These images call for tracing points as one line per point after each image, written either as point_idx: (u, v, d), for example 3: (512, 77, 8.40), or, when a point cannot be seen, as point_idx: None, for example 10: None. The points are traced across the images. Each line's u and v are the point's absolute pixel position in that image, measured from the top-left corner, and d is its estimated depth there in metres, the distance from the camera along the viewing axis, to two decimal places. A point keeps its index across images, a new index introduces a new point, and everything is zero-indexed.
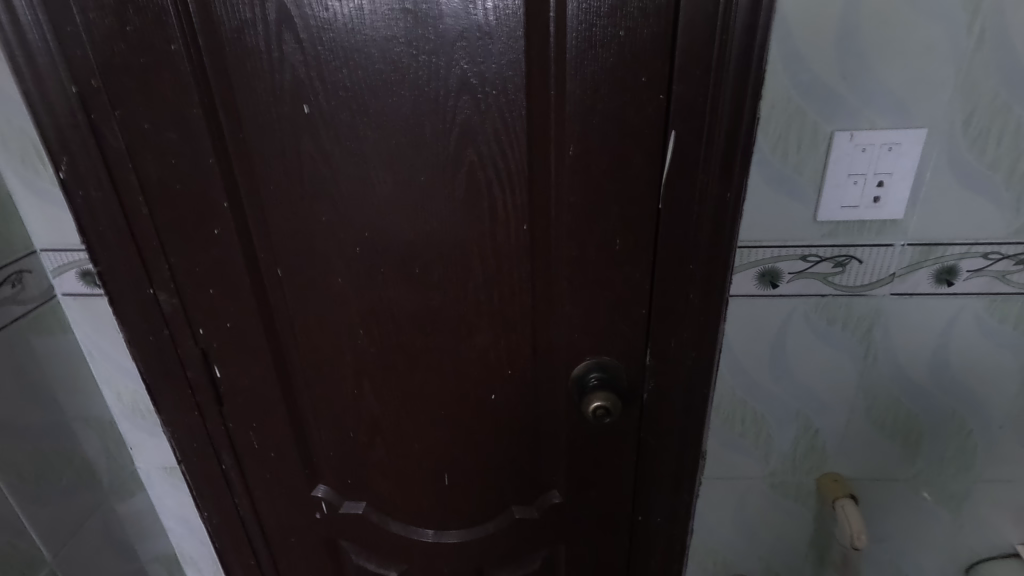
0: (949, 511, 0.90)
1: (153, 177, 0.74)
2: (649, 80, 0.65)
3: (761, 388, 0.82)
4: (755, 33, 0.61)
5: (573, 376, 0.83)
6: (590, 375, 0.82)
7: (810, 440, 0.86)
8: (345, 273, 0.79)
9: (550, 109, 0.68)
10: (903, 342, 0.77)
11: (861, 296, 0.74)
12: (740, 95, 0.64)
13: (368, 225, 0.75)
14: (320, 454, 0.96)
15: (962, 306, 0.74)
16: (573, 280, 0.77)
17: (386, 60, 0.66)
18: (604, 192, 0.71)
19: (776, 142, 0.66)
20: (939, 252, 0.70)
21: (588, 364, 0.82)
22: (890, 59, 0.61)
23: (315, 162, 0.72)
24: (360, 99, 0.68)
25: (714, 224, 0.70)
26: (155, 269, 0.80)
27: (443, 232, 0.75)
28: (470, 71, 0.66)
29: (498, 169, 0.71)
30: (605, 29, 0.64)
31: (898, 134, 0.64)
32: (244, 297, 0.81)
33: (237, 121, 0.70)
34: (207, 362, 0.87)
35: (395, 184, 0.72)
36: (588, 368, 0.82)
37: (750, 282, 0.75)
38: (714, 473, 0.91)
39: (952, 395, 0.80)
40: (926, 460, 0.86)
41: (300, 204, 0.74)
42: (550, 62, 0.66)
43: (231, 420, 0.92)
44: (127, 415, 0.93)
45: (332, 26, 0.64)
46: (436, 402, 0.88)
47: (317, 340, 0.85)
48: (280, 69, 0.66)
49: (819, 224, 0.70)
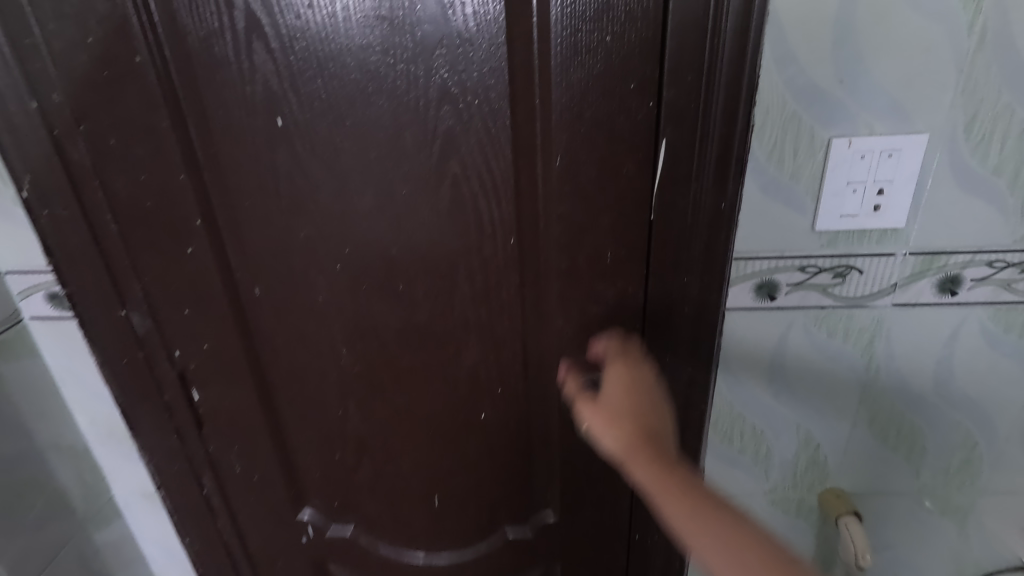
0: (955, 525, 0.87)
1: (122, 194, 0.70)
2: (638, 86, 0.63)
3: (760, 402, 0.79)
4: (747, 37, 0.58)
5: (566, 394, 0.80)
6: None
7: (811, 455, 0.83)
8: (326, 290, 0.75)
9: (535, 118, 0.65)
10: (906, 353, 0.74)
11: (862, 307, 0.71)
12: (733, 101, 0.61)
13: (348, 241, 0.72)
14: (305, 477, 0.92)
15: (966, 315, 0.71)
16: (564, 295, 0.74)
17: (362, 69, 0.63)
18: (593, 203, 0.69)
19: (772, 150, 0.63)
20: (942, 261, 0.68)
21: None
22: (889, 62, 0.58)
23: (292, 176, 0.68)
24: (336, 110, 0.65)
25: (709, 235, 0.67)
26: (126, 290, 0.76)
27: (428, 248, 0.72)
28: (450, 80, 0.63)
29: (483, 180, 0.68)
30: (591, 35, 0.61)
31: (899, 139, 0.61)
32: (220, 318, 0.78)
33: (208, 135, 0.67)
34: (183, 385, 0.83)
35: (376, 198, 0.69)
36: None
37: (747, 295, 0.71)
38: (713, 491, 0.87)
39: (957, 407, 0.78)
40: (931, 473, 0.83)
41: (277, 220, 0.71)
42: (535, 69, 0.63)
43: (211, 444, 0.88)
44: (100, 441, 0.89)
45: (304, 34, 0.61)
46: (424, 422, 0.85)
47: (297, 361, 0.81)
48: (251, 80, 0.63)
49: (817, 234, 0.67)
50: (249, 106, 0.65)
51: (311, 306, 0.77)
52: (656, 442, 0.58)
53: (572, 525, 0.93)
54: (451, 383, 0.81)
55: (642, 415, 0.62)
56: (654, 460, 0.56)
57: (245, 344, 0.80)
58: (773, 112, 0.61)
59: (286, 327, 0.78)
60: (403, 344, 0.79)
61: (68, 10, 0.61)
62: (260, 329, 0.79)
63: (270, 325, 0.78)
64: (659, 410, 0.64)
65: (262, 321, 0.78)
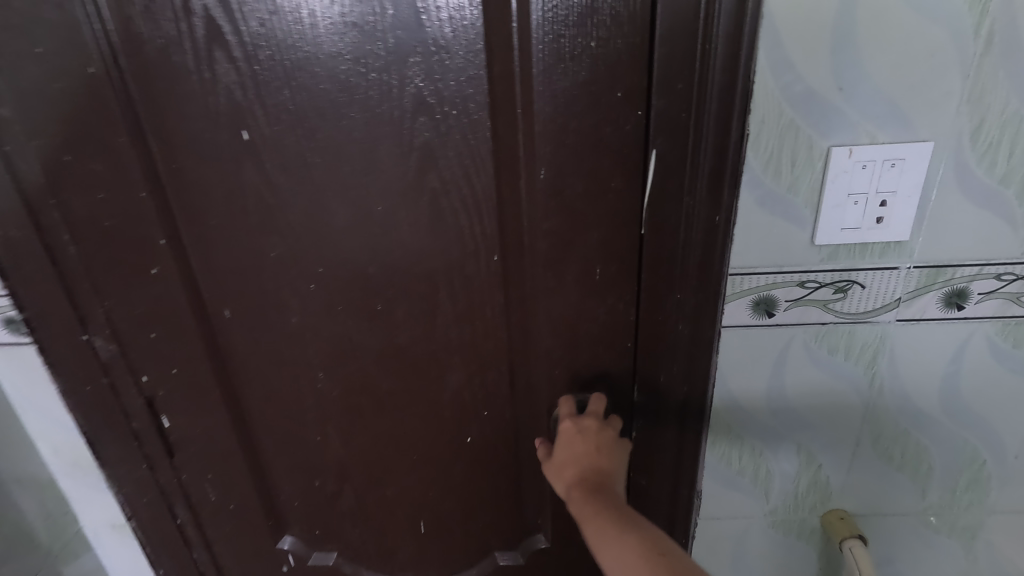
0: (963, 545, 0.83)
1: (80, 213, 0.66)
2: (626, 95, 0.60)
3: (759, 422, 0.75)
4: (740, 42, 0.55)
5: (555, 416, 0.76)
6: None
7: (813, 475, 0.79)
8: (300, 311, 0.71)
9: (518, 129, 0.61)
10: (910, 370, 0.71)
11: (864, 323, 0.67)
12: (726, 110, 0.57)
13: (323, 258, 0.68)
14: (284, 505, 0.87)
15: (973, 330, 0.68)
16: (552, 313, 0.70)
17: (332, 79, 0.59)
18: (581, 217, 0.65)
19: (768, 161, 0.59)
20: (948, 275, 0.64)
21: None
22: (890, 67, 0.55)
23: (260, 193, 0.64)
24: (305, 122, 0.61)
25: (703, 250, 0.64)
26: (88, 314, 0.72)
27: (407, 266, 0.68)
28: (426, 89, 0.59)
29: (464, 195, 0.64)
30: (574, 40, 0.57)
31: (902, 148, 0.58)
32: (188, 342, 0.73)
33: (169, 150, 0.63)
34: (152, 412, 0.79)
35: (351, 214, 0.65)
36: None
37: (744, 311, 0.67)
38: (710, 514, 0.83)
39: (964, 424, 0.74)
40: (937, 493, 0.79)
41: (247, 238, 0.67)
42: (516, 77, 0.59)
43: (183, 473, 0.84)
44: (66, 471, 0.84)
45: (269, 42, 0.57)
46: (408, 446, 0.81)
47: (272, 386, 0.76)
48: (214, 92, 0.59)
49: (817, 248, 0.63)
50: (212, 118, 0.61)
51: (285, 328, 0.73)
52: (590, 482, 0.65)
53: (566, 550, 0.89)
54: (435, 406, 0.77)
55: (585, 462, 0.68)
56: (584, 503, 0.63)
57: (215, 368, 0.75)
58: (769, 120, 0.58)
59: (259, 350, 0.74)
60: (384, 366, 0.75)
61: (14, 18, 0.57)
62: (231, 352, 0.75)
63: (241, 348, 0.74)
64: (611, 453, 0.69)
65: (233, 344, 0.74)
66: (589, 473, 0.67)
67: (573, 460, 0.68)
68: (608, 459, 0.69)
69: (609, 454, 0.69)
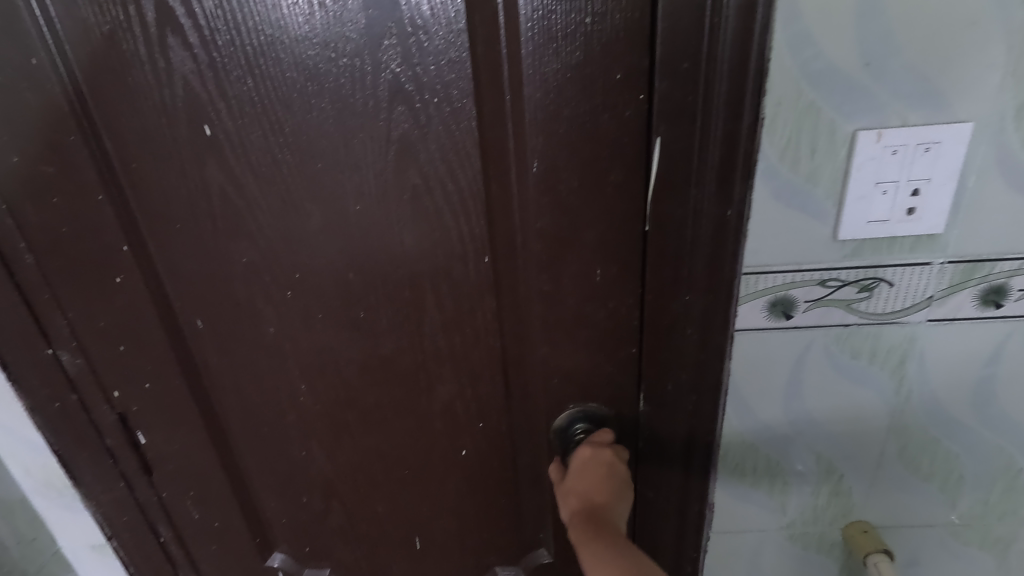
0: (994, 557, 0.78)
1: (36, 219, 0.61)
2: (625, 78, 0.54)
3: (775, 431, 0.69)
4: (754, 14, 0.48)
5: (555, 427, 0.71)
6: (575, 428, 0.70)
7: (833, 486, 0.73)
8: (277, 320, 0.66)
9: (506, 117, 0.55)
10: (941, 374, 0.65)
11: (892, 324, 0.61)
12: (738, 92, 0.51)
13: (299, 263, 0.62)
14: (270, 523, 0.82)
15: (1010, 331, 0.62)
16: (549, 318, 0.65)
17: (299, 66, 0.53)
18: (577, 214, 0.60)
19: (785, 148, 0.53)
20: (985, 270, 0.58)
21: (571, 414, 0.70)
22: (924, 39, 0.49)
23: (226, 193, 0.59)
24: (272, 115, 0.55)
25: (714, 248, 0.58)
26: (52, 326, 0.67)
27: (390, 269, 0.63)
28: (403, 76, 0.53)
29: (449, 191, 0.59)
30: (566, 17, 0.51)
31: (936, 131, 0.51)
32: (159, 355, 0.68)
33: (126, 148, 0.57)
34: (125, 428, 0.74)
35: (327, 214, 0.60)
36: (571, 419, 0.70)
37: (758, 313, 0.62)
38: (724, 528, 0.77)
39: (999, 432, 0.68)
40: (968, 504, 0.74)
41: (215, 242, 0.62)
42: (502, 60, 0.53)
43: (162, 490, 0.79)
44: (39, 491, 0.80)
45: (228, 26, 0.52)
46: (399, 459, 0.75)
47: (251, 399, 0.72)
48: (170, 83, 0.54)
49: (840, 243, 0.57)
50: (171, 112, 0.55)
51: (262, 337, 0.67)
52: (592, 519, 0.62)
53: (570, 566, 0.84)
54: (426, 418, 0.72)
55: (592, 494, 0.64)
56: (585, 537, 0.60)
57: (189, 382, 0.70)
58: (786, 102, 0.51)
59: (235, 361, 0.69)
60: (369, 377, 0.69)
61: None
62: (205, 365, 0.70)
63: (216, 361, 0.69)
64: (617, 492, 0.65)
65: (207, 356, 0.69)
66: (592, 504, 0.64)
67: (580, 487, 0.65)
68: (615, 495, 0.64)
69: (617, 490, 0.65)
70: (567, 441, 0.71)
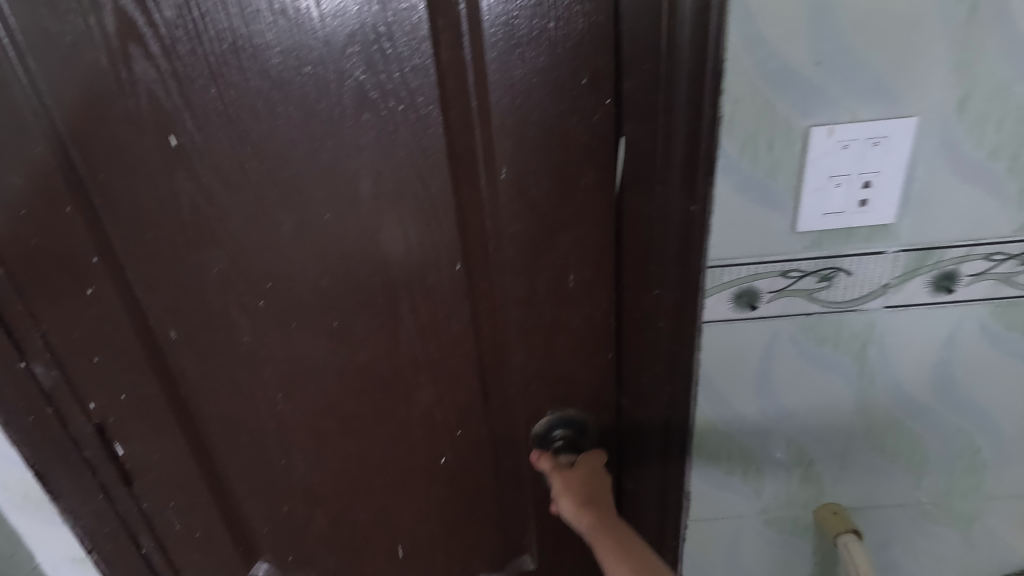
0: (960, 534, 0.81)
1: (4, 231, 0.61)
2: (592, 82, 0.55)
3: (746, 419, 0.71)
4: (707, 16, 0.50)
5: (535, 433, 0.73)
6: (555, 432, 0.72)
7: (804, 470, 0.76)
8: (251, 329, 0.66)
9: (475, 120, 0.57)
10: (901, 358, 0.67)
11: (853, 311, 0.64)
12: (697, 90, 0.53)
13: (271, 271, 0.63)
14: (253, 532, 0.82)
15: (964, 315, 0.64)
16: (524, 320, 0.66)
17: (264, 75, 0.54)
18: (547, 217, 0.61)
19: (744, 145, 0.55)
20: (936, 258, 0.61)
21: (551, 420, 0.72)
22: (871, 37, 0.51)
23: (195, 203, 0.59)
24: (238, 123, 0.56)
25: (681, 242, 0.60)
26: (25, 338, 0.67)
27: (362, 273, 0.63)
28: (368, 83, 0.54)
29: (421, 195, 0.60)
30: (529, 23, 0.53)
31: (885, 125, 0.54)
32: (135, 365, 0.68)
33: (93, 160, 0.57)
34: (104, 439, 0.73)
35: (297, 223, 0.61)
36: (551, 424, 0.72)
37: (725, 305, 0.64)
38: (701, 516, 0.79)
39: (959, 413, 0.71)
40: (933, 483, 0.77)
41: (184, 252, 0.62)
42: (467, 66, 0.54)
43: (143, 501, 0.78)
44: (17, 506, 0.79)
45: (191, 36, 0.52)
46: (380, 464, 0.76)
47: (229, 408, 0.72)
48: (137, 93, 0.54)
49: (799, 236, 0.59)
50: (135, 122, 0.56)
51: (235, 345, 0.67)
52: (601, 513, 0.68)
53: (554, 563, 0.85)
54: (405, 421, 0.73)
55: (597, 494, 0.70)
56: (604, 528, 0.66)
57: (164, 392, 0.70)
58: (743, 100, 0.54)
59: (211, 370, 0.69)
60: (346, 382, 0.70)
61: None
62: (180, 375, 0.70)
63: (193, 370, 0.69)
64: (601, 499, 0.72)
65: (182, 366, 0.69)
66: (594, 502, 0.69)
67: (588, 486, 0.70)
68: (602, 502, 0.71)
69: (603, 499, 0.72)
70: (545, 447, 0.73)
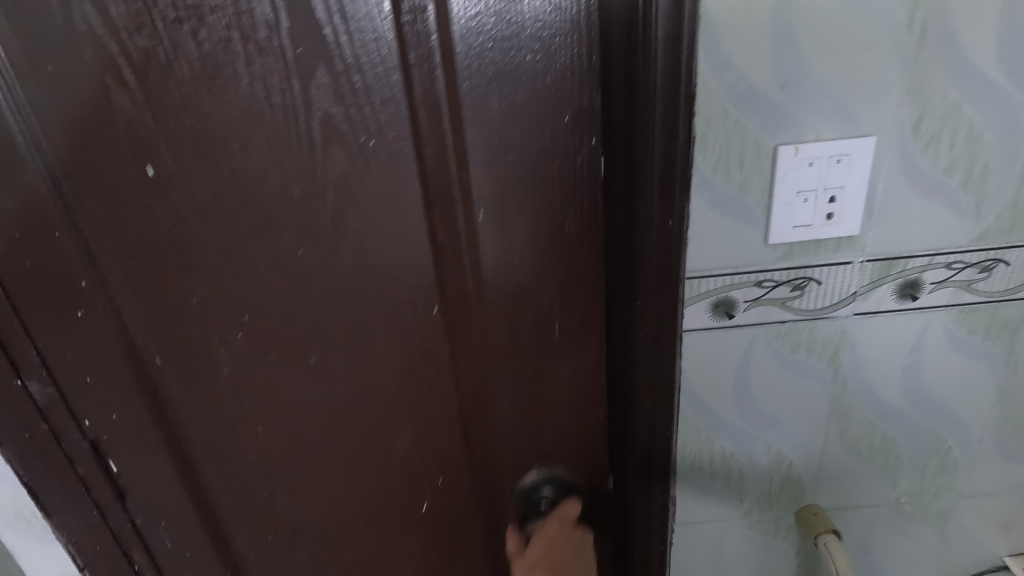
0: (936, 531, 0.84)
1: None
2: (572, 121, 0.59)
3: (727, 424, 0.74)
4: (678, 46, 0.53)
5: (521, 487, 0.77)
6: (541, 490, 0.77)
7: (784, 473, 0.78)
8: (230, 360, 0.68)
9: (449, 144, 0.59)
10: (872, 363, 0.71)
11: (824, 318, 0.67)
12: (671, 107, 0.55)
13: (252, 305, 0.65)
14: (244, 551, 0.82)
15: (929, 320, 0.68)
16: (501, 349, 0.69)
17: (235, 104, 0.56)
18: (517, 253, 0.64)
19: (716, 163, 0.59)
20: (900, 267, 0.64)
21: (536, 475, 0.77)
22: (830, 62, 0.55)
23: (173, 232, 0.61)
24: (211, 154, 0.58)
25: (660, 252, 0.60)
26: (21, 356, 0.67)
27: (340, 298, 0.66)
28: (337, 114, 0.57)
29: (410, 214, 0.62)
30: (502, 55, 0.56)
31: (846, 143, 0.58)
32: (124, 386, 0.69)
33: (83, 187, 0.59)
34: (98, 457, 0.74)
35: (272, 259, 0.63)
36: (538, 481, 0.77)
37: (703, 314, 0.67)
38: (687, 520, 0.82)
39: (929, 413, 0.75)
40: (907, 482, 0.80)
41: (157, 280, 0.64)
42: (441, 101, 0.58)
43: (138, 516, 0.79)
44: (9, 523, 0.79)
45: (171, 69, 0.55)
46: (362, 489, 0.77)
47: (212, 433, 0.73)
48: (126, 120, 0.57)
49: (771, 247, 0.63)
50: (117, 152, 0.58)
51: (203, 369, 0.69)
52: None
53: None
54: (385, 442, 0.74)
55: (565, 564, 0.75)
56: None
57: (148, 413, 0.71)
58: (714, 121, 0.57)
59: (185, 393, 0.70)
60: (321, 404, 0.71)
61: None
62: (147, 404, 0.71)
63: (176, 395, 0.70)
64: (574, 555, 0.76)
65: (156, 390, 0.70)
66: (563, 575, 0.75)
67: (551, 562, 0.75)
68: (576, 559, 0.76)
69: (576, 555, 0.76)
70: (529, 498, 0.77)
